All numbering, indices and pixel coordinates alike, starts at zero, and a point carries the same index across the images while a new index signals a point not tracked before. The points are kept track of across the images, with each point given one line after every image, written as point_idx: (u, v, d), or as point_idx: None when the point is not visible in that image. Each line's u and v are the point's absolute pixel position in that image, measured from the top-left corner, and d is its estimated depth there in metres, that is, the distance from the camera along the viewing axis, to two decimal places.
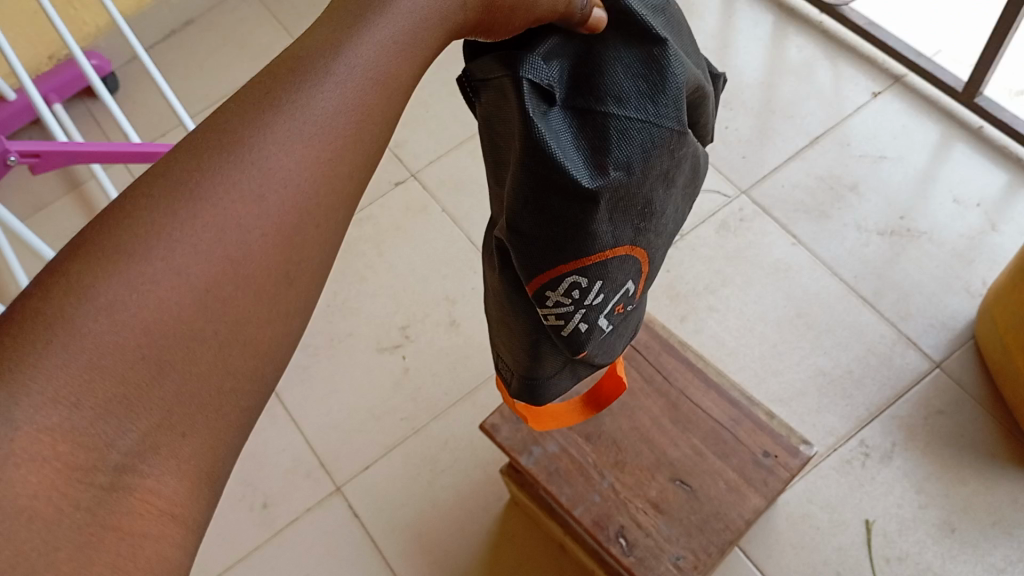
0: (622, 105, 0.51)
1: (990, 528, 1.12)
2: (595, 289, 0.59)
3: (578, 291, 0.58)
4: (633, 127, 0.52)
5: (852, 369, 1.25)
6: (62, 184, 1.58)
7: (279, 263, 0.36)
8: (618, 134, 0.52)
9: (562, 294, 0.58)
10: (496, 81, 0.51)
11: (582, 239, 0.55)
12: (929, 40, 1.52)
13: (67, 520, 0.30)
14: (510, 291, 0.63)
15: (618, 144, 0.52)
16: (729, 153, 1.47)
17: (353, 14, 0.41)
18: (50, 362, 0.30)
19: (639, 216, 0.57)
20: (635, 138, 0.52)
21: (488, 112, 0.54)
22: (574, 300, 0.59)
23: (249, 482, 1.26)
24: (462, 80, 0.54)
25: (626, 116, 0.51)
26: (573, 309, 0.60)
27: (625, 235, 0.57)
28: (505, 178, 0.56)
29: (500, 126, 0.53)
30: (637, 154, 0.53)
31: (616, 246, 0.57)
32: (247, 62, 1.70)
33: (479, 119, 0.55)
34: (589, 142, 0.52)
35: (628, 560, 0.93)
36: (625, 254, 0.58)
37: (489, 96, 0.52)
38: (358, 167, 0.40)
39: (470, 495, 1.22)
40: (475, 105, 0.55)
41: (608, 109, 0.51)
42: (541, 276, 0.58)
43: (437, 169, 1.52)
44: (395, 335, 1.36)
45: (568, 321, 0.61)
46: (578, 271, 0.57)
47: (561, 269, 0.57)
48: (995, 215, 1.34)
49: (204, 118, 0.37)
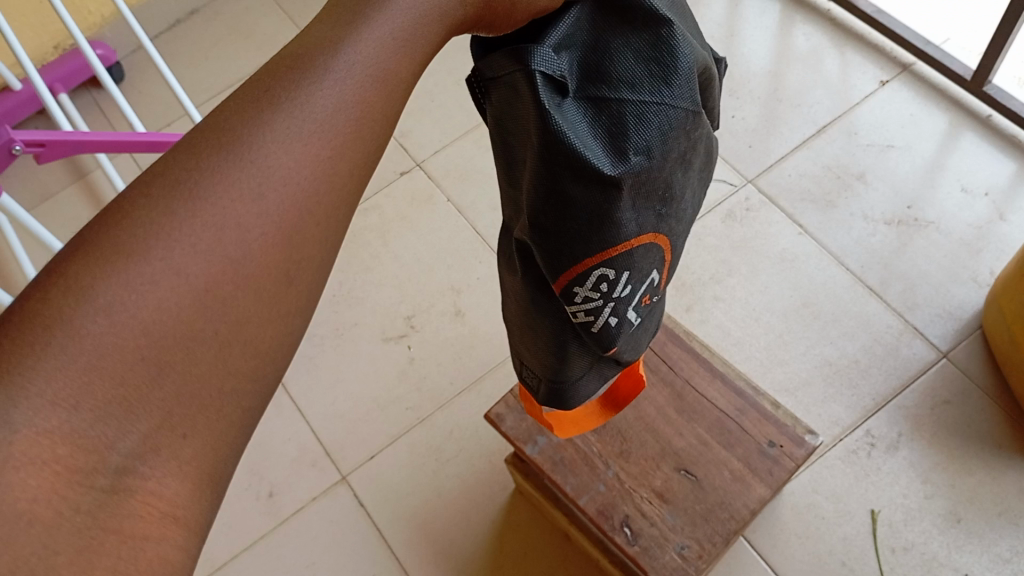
0: (636, 89, 0.51)
1: (996, 519, 1.12)
2: (623, 281, 0.58)
3: (606, 284, 0.57)
4: (649, 110, 0.51)
5: (858, 359, 1.25)
6: (67, 174, 1.58)
7: (279, 261, 0.36)
8: (635, 119, 0.51)
9: (590, 288, 0.57)
10: (506, 77, 0.50)
11: (606, 229, 0.54)
12: (938, 29, 1.50)
13: (67, 525, 0.30)
14: (534, 294, 0.62)
15: (636, 129, 0.51)
16: (736, 142, 1.46)
17: (352, 12, 0.41)
18: (48, 364, 0.30)
19: (661, 202, 0.56)
20: (653, 121, 0.52)
21: (498, 112, 0.53)
22: (602, 294, 0.58)
23: (255, 471, 1.26)
24: (471, 81, 0.53)
25: (641, 100, 0.51)
26: (601, 303, 0.59)
27: (649, 222, 0.56)
28: (520, 178, 0.55)
29: (512, 124, 0.53)
30: (656, 137, 0.52)
31: (641, 233, 0.56)
32: (253, 53, 1.70)
33: (489, 121, 0.55)
34: (607, 129, 0.51)
35: (633, 549, 0.93)
36: (648, 242, 0.57)
37: (499, 94, 0.52)
38: (359, 165, 0.39)
39: (475, 484, 1.22)
40: (483, 106, 0.54)
41: (622, 95, 0.51)
42: (566, 272, 0.57)
43: (442, 159, 1.52)
44: (400, 325, 1.36)
45: (597, 317, 0.60)
46: (604, 263, 0.56)
47: (586, 264, 0.56)
48: (1003, 204, 1.33)
49: (205, 118, 0.37)
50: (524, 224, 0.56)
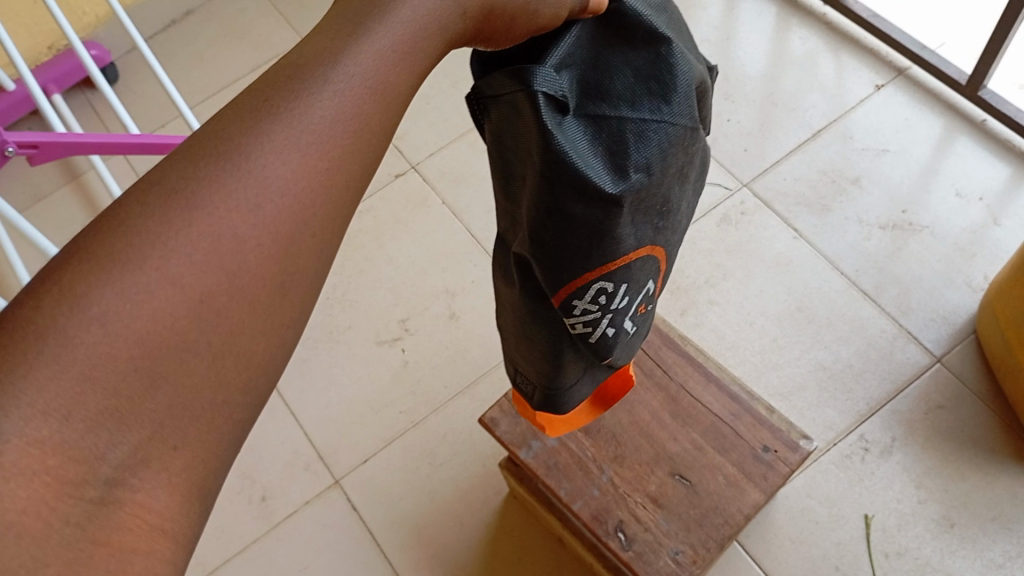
0: (635, 107, 0.51)
1: (990, 524, 1.12)
2: (620, 292, 0.58)
3: (604, 296, 0.57)
4: (649, 127, 0.51)
5: (852, 363, 1.25)
6: (61, 175, 1.57)
7: (274, 273, 0.36)
8: (635, 137, 0.51)
9: (588, 301, 0.57)
10: (507, 96, 0.50)
11: (606, 244, 0.54)
12: (933, 33, 1.50)
13: (56, 536, 0.29)
14: (532, 306, 0.62)
15: (636, 147, 0.51)
16: (731, 145, 1.46)
17: (352, 24, 0.41)
18: (40, 373, 0.30)
19: (659, 215, 0.56)
20: (653, 138, 0.52)
21: (498, 129, 0.53)
22: (600, 306, 0.58)
23: (249, 474, 1.26)
24: (470, 97, 0.53)
25: (641, 117, 0.51)
26: (600, 315, 0.59)
27: (647, 235, 0.56)
28: (519, 193, 0.55)
29: (511, 141, 0.53)
30: (655, 154, 0.52)
31: (639, 246, 0.56)
32: (248, 54, 1.70)
33: (488, 137, 0.55)
34: (607, 147, 0.51)
35: (627, 554, 0.93)
36: (646, 254, 0.57)
37: (499, 112, 0.52)
38: (355, 177, 0.39)
39: (470, 488, 1.22)
40: (482, 122, 0.54)
41: (622, 113, 0.51)
42: (566, 286, 0.56)
43: (438, 161, 1.52)
44: (394, 328, 1.36)
45: (595, 328, 0.60)
46: (604, 276, 0.56)
47: (586, 277, 0.56)
48: (997, 209, 1.34)
49: (202, 127, 0.37)
50: (523, 238, 0.56)
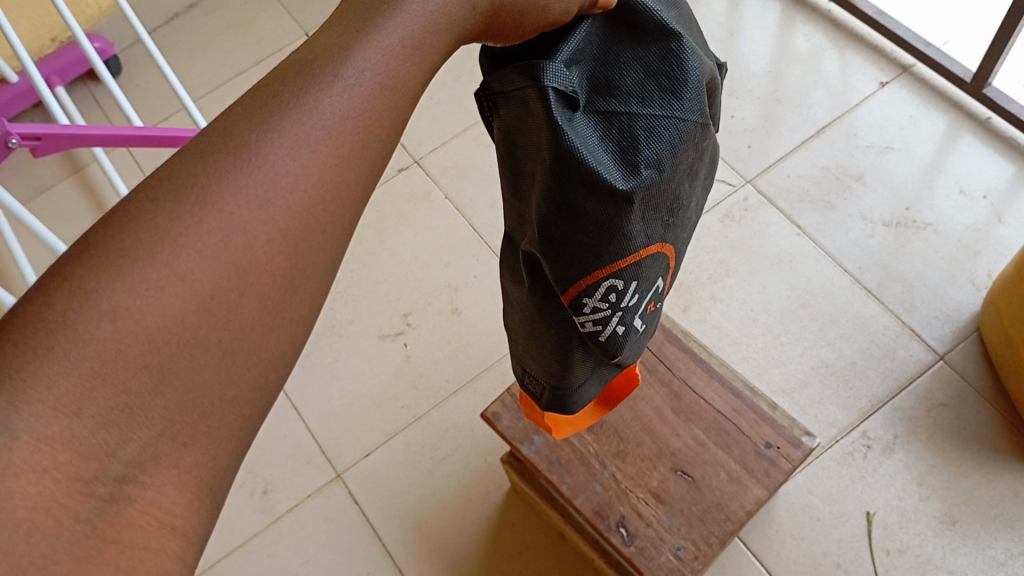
0: (646, 103, 0.51)
1: (991, 521, 1.12)
2: (631, 290, 0.58)
3: (614, 294, 0.57)
4: (660, 123, 0.51)
5: (854, 360, 1.25)
6: (64, 167, 1.57)
7: (285, 268, 0.35)
8: (646, 133, 0.51)
9: (598, 299, 0.57)
10: (517, 92, 0.50)
11: (617, 241, 0.54)
12: (938, 30, 1.50)
13: (67, 534, 0.29)
14: (540, 304, 0.61)
15: (647, 143, 0.51)
16: (734, 141, 1.46)
17: (361, 19, 0.40)
18: (51, 369, 0.30)
19: (669, 212, 0.56)
20: (663, 134, 0.52)
21: (507, 126, 0.53)
22: (610, 304, 0.58)
23: (251, 468, 1.26)
24: (480, 94, 0.53)
25: (651, 113, 0.51)
26: (609, 313, 0.59)
27: (657, 232, 0.56)
28: (528, 190, 0.55)
29: (520, 138, 0.52)
30: (666, 150, 0.52)
31: (649, 244, 0.56)
32: (251, 47, 1.69)
33: (497, 134, 0.54)
34: (618, 143, 0.51)
35: (629, 550, 0.93)
36: (656, 252, 0.57)
37: (509, 109, 0.52)
38: (366, 172, 0.39)
39: (471, 483, 1.22)
40: (491, 119, 0.54)
41: (632, 109, 0.51)
42: (576, 284, 0.56)
43: (441, 156, 1.52)
44: (396, 322, 1.36)
45: (605, 326, 0.59)
46: (613, 274, 0.56)
47: (596, 275, 0.55)
48: (1001, 207, 1.33)
49: (213, 122, 0.37)
50: (532, 235, 0.56)
